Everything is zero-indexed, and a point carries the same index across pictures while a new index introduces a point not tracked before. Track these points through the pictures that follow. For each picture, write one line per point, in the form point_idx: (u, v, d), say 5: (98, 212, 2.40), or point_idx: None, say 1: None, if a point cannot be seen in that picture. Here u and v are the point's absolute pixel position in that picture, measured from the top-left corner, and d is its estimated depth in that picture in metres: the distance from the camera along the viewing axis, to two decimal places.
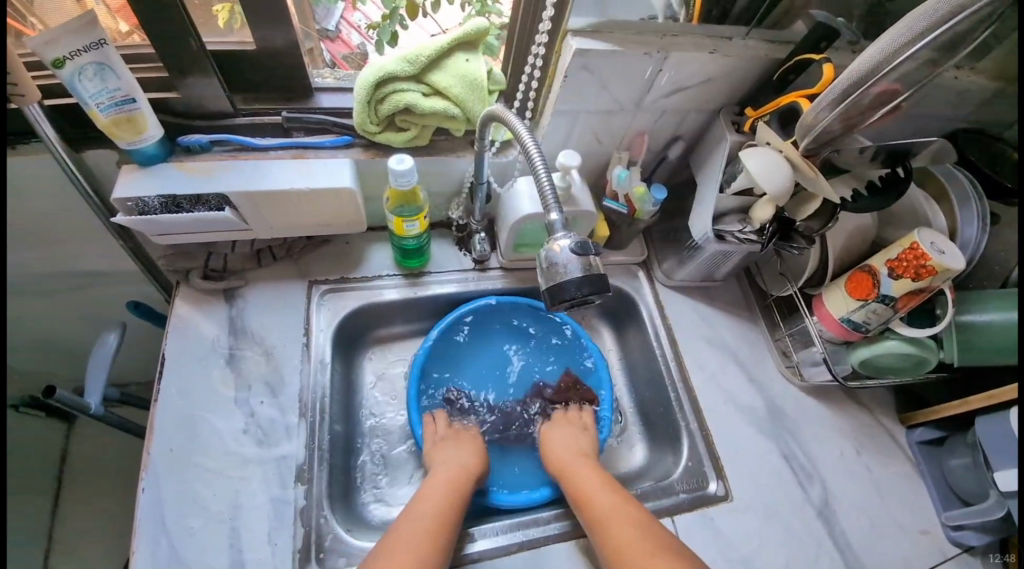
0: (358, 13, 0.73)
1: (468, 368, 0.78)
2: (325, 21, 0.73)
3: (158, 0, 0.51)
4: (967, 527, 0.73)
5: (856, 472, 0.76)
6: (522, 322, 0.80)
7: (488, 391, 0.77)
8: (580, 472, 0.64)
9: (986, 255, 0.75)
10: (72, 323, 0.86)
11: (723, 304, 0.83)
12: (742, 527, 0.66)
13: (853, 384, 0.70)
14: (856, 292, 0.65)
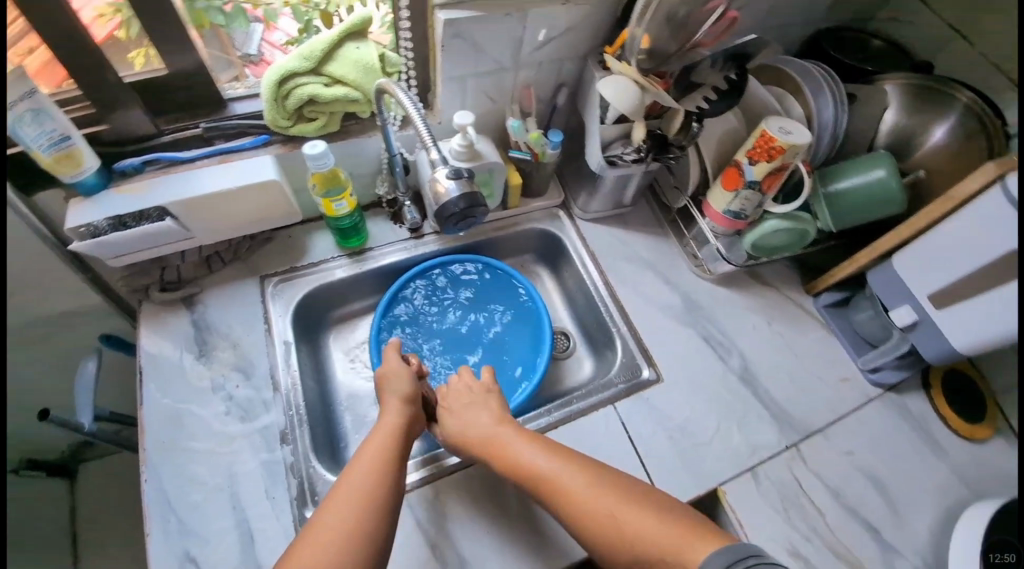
0: (278, 31, 0.78)
1: (425, 326, 0.87)
2: (246, 46, 0.78)
3: (65, 43, 0.57)
4: (882, 368, 0.83)
5: (772, 341, 0.86)
6: (464, 277, 0.89)
7: (446, 339, 0.87)
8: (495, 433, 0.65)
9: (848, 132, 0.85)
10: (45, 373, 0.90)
11: (637, 226, 0.94)
12: (676, 401, 0.78)
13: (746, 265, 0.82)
14: (728, 185, 0.76)
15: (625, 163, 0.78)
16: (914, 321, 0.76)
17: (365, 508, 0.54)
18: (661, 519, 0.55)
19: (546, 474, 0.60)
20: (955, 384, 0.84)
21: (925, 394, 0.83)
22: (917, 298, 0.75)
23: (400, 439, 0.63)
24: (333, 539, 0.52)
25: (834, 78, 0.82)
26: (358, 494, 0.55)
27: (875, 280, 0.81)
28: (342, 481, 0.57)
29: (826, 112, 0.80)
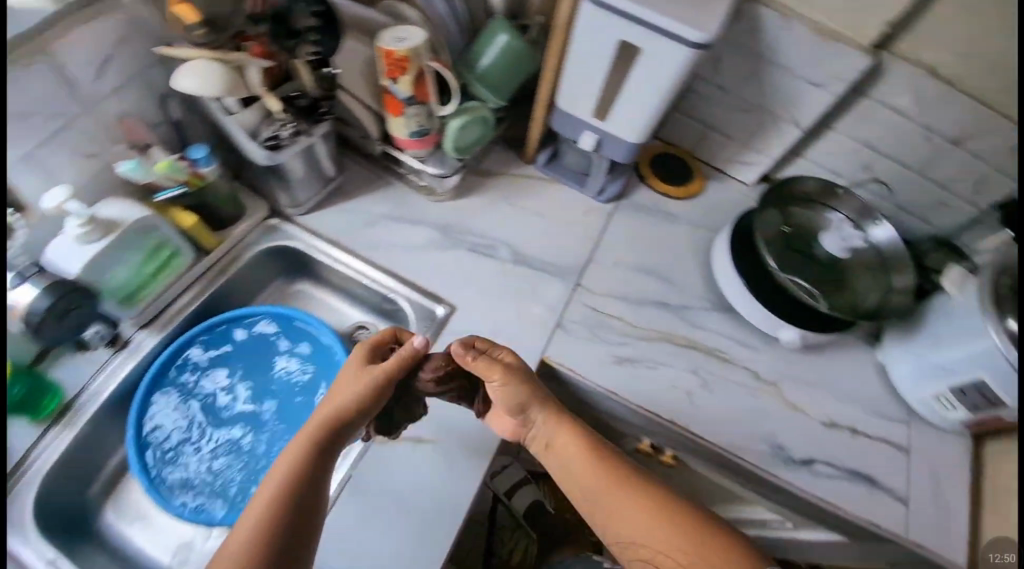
0: None
1: (209, 419, 0.76)
2: None
3: None
4: (603, 187, 0.98)
5: (523, 216, 0.94)
6: (218, 347, 0.78)
7: (247, 416, 0.77)
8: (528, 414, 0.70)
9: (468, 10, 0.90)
10: None
11: (360, 187, 0.89)
12: (474, 315, 0.83)
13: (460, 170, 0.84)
14: (394, 111, 0.76)
15: (288, 141, 0.70)
16: (595, 139, 0.87)
17: (292, 484, 0.59)
18: (693, 529, 0.60)
19: (581, 463, 0.66)
20: (657, 167, 1.04)
21: (644, 181, 1.02)
22: (587, 121, 0.85)
23: (317, 453, 0.62)
24: (263, 511, 0.58)
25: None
26: (275, 495, 0.58)
27: (557, 124, 0.89)
28: (280, 454, 0.62)
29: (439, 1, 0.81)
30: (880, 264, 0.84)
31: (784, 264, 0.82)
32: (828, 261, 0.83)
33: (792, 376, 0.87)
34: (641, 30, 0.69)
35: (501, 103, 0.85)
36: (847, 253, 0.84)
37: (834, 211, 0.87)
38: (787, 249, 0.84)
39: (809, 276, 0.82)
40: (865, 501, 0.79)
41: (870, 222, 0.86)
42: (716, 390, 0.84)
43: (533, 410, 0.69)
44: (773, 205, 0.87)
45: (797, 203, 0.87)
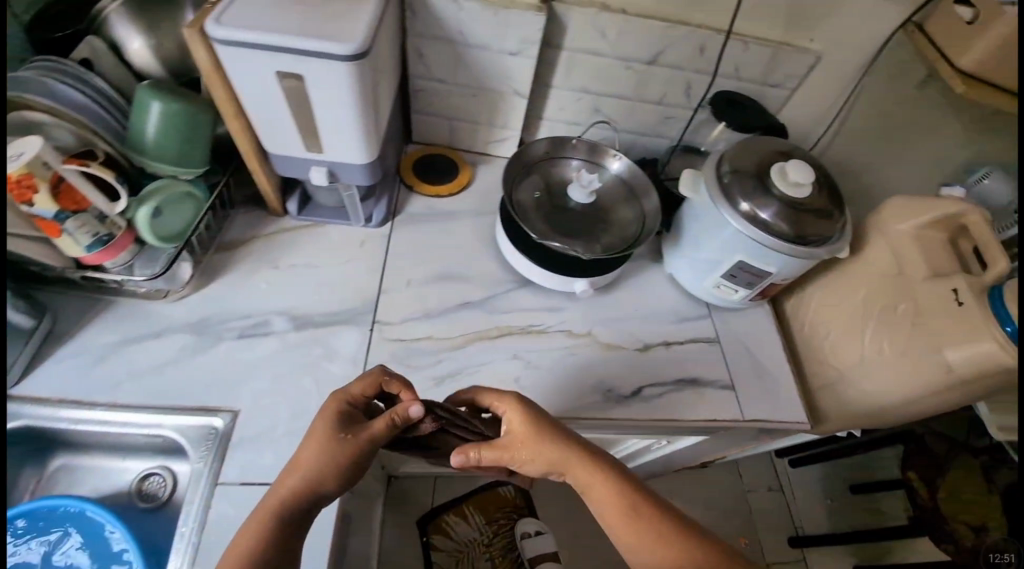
0: None
1: None
2: None
3: None
4: (370, 212, 0.93)
5: (292, 276, 0.86)
6: None
7: None
8: (536, 452, 0.66)
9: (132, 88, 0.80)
10: None
11: (81, 324, 0.80)
12: (263, 405, 0.76)
13: (172, 261, 0.77)
14: (52, 232, 0.69)
15: None
16: (327, 170, 0.81)
17: (270, 524, 0.60)
18: (691, 552, 0.60)
19: (595, 498, 0.65)
20: (421, 172, 1.03)
21: (415, 191, 1.00)
22: (308, 156, 0.79)
23: (302, 496, 0.62)
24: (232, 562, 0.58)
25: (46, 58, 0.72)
26: (255, 540, 0.59)
27: (282, 169, 0.82)
28: (269, 494, 0.63)
29: (66, 95, 0.71)
30: (619, 196, 0.93)
31: (545, 229, 0.86)
32: (580, 213, 0.90)
33: (601, 319, 0.91)
34: (283, 56, 0.64)
35: (194, 175, 0.79)
36: (594, 196, 0.88)
37: (570, 162, 0.94)
38: (545, 216, 0.88)
39: (568, 229, 0.88)
40: (696, 403, 0.85)
41: (599, 165, 0.94)
42: (540, 364, 0.85)
43: (565, 469, 0.66)
44: (521, 177, 0.90)
45: (537, 168, 0.92)
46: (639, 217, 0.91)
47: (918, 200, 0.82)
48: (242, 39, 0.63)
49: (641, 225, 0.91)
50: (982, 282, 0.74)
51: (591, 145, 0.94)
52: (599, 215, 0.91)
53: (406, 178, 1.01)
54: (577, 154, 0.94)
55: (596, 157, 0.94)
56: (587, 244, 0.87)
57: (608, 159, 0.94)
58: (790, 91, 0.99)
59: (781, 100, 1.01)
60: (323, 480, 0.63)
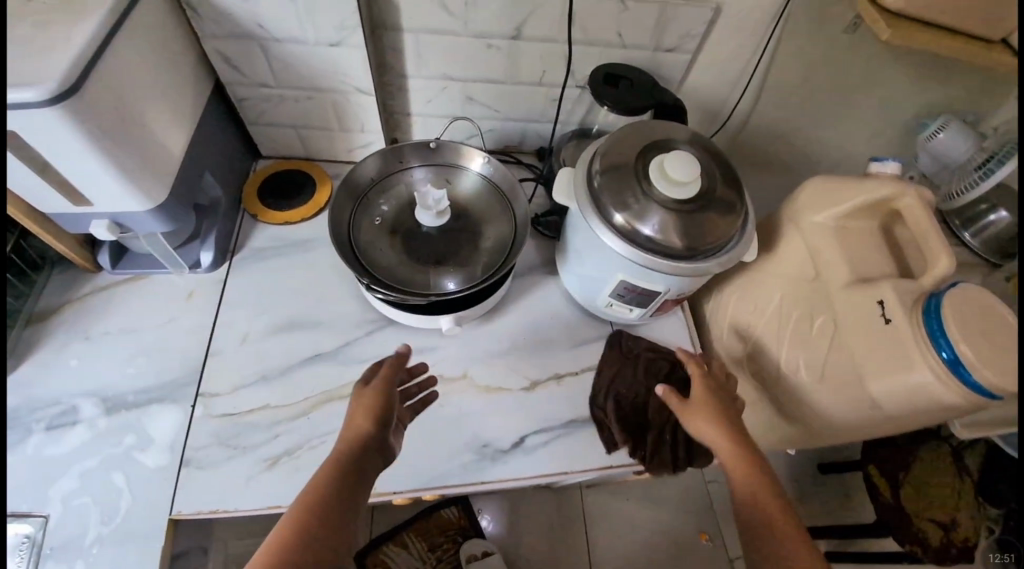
0: None
1: None
2: None
3: None
4: (195, 255, 0.79)
5: (104, 347, 0.74)
6: None
7: None
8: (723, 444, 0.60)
9: None
10: None
11: None
12: (68, 511, 0.64)
13: None
14: None
15: None
16: (110, 220, 0.65)
17: (336, 487, 0.52)
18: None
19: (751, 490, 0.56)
20: (268, 194, 0.87)
21: (258, 220, 0.85)
22: (82, 209, 0.64)
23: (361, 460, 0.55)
24: (287, 530, 0.48)
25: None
26: (320, 507, 0.50)
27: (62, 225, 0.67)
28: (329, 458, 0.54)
29: None
30: (485, 206, 0.78)
31: (387, 262, 0.72)
32: (433, 235, 0.75)
33: (479, 355, 0.76)
34: None
35: None
36: (447, 214, 0.73)
37: (422, 173, 0.79)
38: (390, 244, 0.74)
39: (417, 257, 0.73)
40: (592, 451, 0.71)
41: (458, 171, 0.79)
42: None
43: (726, 457, 0.59)
44: (358, 200, 0.76)
45: (382, 185, 0.78)
46: (507, 229, 0.76)
47: (841, 182, 0.66)
48: None
49: (509, 242, 0.75)
50: (914, 291, 0.60)
51: (446, 145, 0.78)
52: (459, 234, 0.75)
53: (250, 206, 0.86)
54: (428, 162, 0.79)
55: (452, 161, 0.79)
56: (438, 273, 0.72)
57: (468, 161, 0.79)
58: (690, 56, 0.81)
59: (682, 67, 0.83)
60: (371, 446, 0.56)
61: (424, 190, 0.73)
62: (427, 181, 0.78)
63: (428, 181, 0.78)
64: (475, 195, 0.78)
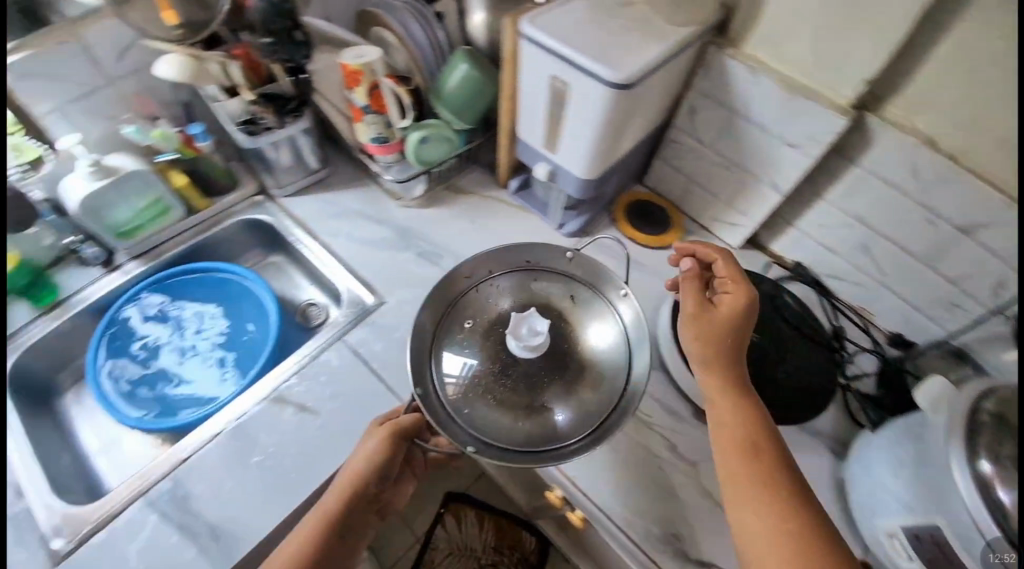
0: None
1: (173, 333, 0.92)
2: None
3: None
4: (567, 220, 0.97)
5: (476, 233, 0.97)
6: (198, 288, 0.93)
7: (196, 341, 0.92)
8: (719, 356, 0.63)
9: (457, 37, 0.95)
10: None
11: (339, 185, 1.01)
12: (398, 313, 0.88)
13: (414, 177, 0.92)
14: (357, 117, 0.86)
15: (266, 128, 0.83)
16: (550, 170, 0.87)
17: (346, 502, 0.66)
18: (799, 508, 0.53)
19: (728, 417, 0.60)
20: (633, 213, 1.01)
21: (615, 226, 1.00)
22: (541, 149, 0.86)
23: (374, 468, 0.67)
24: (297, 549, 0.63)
25: (417, 2, 0.91)
26: (326, 525, 0.64)
27: (520, 151, 0.91)
28: (350, 465, 0.67)
29: (417, 34, 0.90)
30: (603, 362, 0.72)
31: (457, 375, 0.70)
32: (516, 358, 0.71)
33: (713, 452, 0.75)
34: (562, 64, 0.70)
35: (465, 125, 0.91)
36: (539, 350, 0.71)
37: (507, 287, 0.77)
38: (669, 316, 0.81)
39: (496, 386, 0.70)
40: None
41: (531, 310, 0.74)
42: (617, 446, 0.74)
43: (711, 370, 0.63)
44: (444, 318, 0.74)
45: (477, 295, 0.76)
46: (613, 393, 0.69)
47: None
48: (544, 40, 0.70)
49: (598, 411, 0.68)
50: None
51: (583, 260, 0.76)
52: (552, 375, 0.71)
53: (615, 211, 1.01)
54: (538, 273, 0.78)
55: (591, 297, 0.76)
56: (519, 416, 0.68)
57: (609, 287, 0.75)
58: None
59: None
60: (396, 453, 0.68)
61: (524, 317, 0.73)
62: (540, 312, 0.75)
63: (531, 302, 0.76)
64: (596, 342, 0.73)
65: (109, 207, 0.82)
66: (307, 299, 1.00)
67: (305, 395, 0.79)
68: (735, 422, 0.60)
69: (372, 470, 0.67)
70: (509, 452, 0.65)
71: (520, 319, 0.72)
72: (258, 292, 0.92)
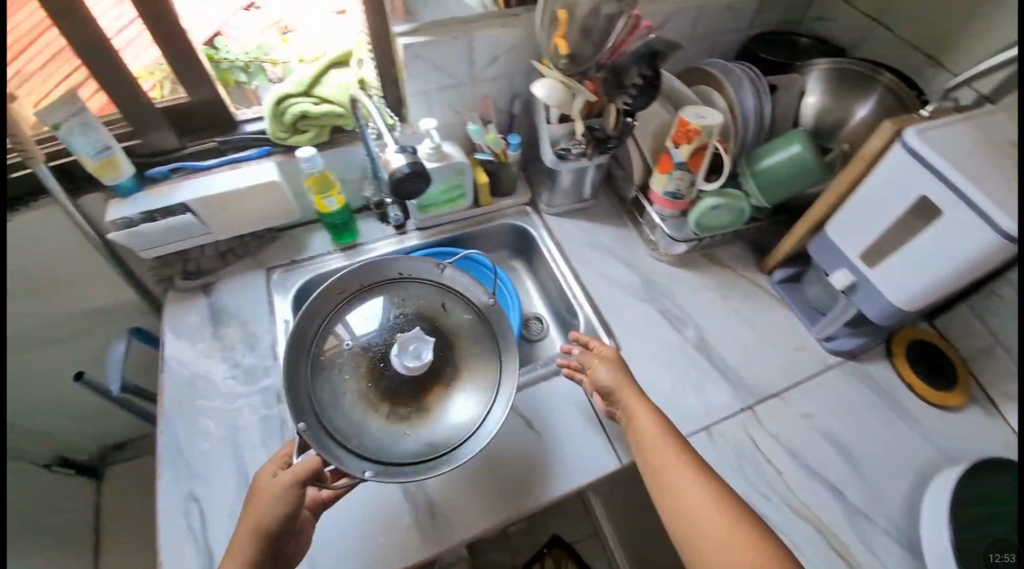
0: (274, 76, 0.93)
1: None
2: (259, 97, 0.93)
3: (127, 89, 0.73)
4: (837, 335, 0.91)
5: (729, 313, 0.93)
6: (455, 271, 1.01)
7: None
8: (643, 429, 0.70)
9: (780, 117, 0.92)
10: (86, 356, 1.09)
11: (598, 218, 1.04)
12: (635, 367, 0.86)
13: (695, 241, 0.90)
14: (662, 169, 0.85)
15: (573, 156, 0.89)
16: (851, 282, 0.82)
17: (263, 537, 0.59)
18: (756, 528, 0.61)
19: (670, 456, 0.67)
20: (914, 353, 0.90)
21: (890, 361, 0.90)
22: (851, 259, 0.81)
23: (287, 512, 0.61)
24: (244, 537, 0.59)
25: (754, 72, 0.90)
26: (250, 536, 0.59)
27: (816, 249, 0.88)
28: (250, 508, 0.61)
29: (748, 102, 0.87)
30: (451, 415, 0.73)
31: (333, 363, 0.73)
32: (378, 369, 0.74)
33: None
34: (944, 191, 0.67)
35: (767, 205, 0.88)
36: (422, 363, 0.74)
37: (413, 293, 0.81)
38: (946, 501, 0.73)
39: (373, 386, 0.73)
40: None
41: (434, 298, 0.81)
42: None
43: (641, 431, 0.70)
44: (329, 317, 0.76)
45: (393, 283, 0.81)
46: (467, 427, 0.72)
47: None
48: (936, 161, 0.66)
49: (478, 419, 0.73)
50: None
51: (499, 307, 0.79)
52: (428, 390, 0.74)
53: (894, 344, 0.91)
54: (441, 283, 0.81)
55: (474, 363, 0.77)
56: (394, 424, 0.71)
57: (494, 322, 0.80)
58: None
59: None
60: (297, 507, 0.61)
61: (415, 334, 0.75)
62: (400, 312, 0.79)
63: (406, 313, 0.79)
64: (452, 389, 0.75)
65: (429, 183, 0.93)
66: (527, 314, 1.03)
67: (534, 411, 0.82)
68: (696, 494, 0.63)
69: (286, 515, 0.61)
70: (408, 436, 0.70)
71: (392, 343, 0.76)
72: (508, 299, 0.99)
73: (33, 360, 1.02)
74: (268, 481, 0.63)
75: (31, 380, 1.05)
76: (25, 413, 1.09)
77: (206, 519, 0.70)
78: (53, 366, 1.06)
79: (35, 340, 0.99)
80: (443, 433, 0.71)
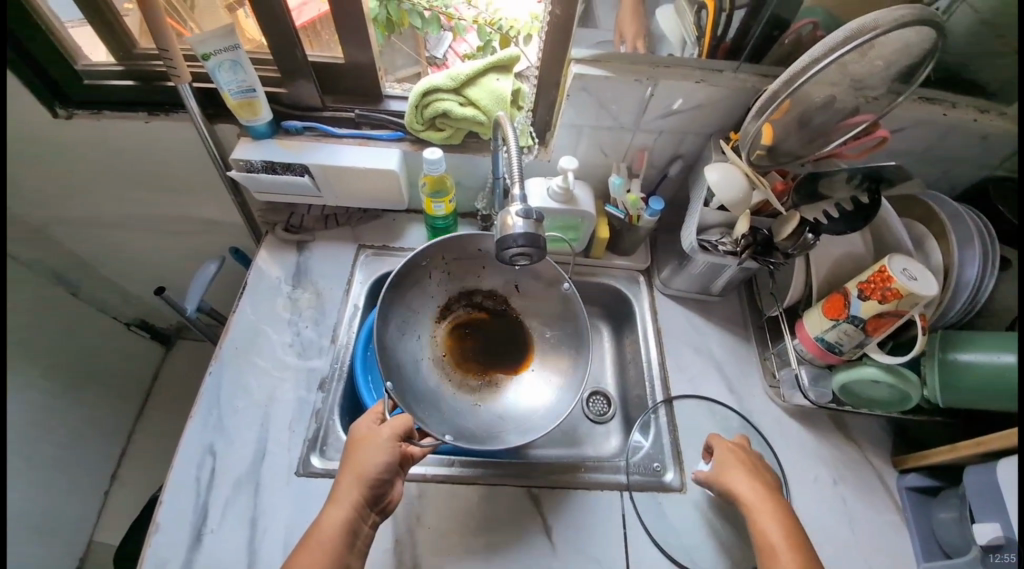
0: (461, 43, 0.97)
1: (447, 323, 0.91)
2: (435, 49, 0.99)
3: (285, 43, 0.71)
4: None
5: (830, 501, 0.75)
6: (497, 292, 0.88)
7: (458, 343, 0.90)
8: (731, 470, 0.67)
9: (1003, 302, 0.69)
10: (192, 251, 1.18)
11: (718, 319, 0.88)
12: (689, 519, 0.72)
13: (827, 406, 0.73)
14: (830, 312, 0.68)
15: (718, 252, 0.73)
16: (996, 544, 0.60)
17: (357, 502, 0.59)
18: None
19: (753, 506, 0.63)
20: None
21: None
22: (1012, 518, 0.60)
23: (386, 469, 0.61)
24: (336, 511, 0.58)
25: (991, 231, 0.68)
26: (346, 508, 0.58)
27: (970, 479, 0.67)
28: (348, 473, 0.60)
29: (969, 270, 0.67)
30: (518, 400, 0.82)
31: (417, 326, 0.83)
32: (451, 362, 0.84)
33: None
34: None
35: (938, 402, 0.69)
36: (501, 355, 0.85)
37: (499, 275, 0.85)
38: None
39: (450, 370, 0.83)
40: None
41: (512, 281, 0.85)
42: None
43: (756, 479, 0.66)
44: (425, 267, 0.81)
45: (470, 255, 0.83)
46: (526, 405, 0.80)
47: None
48: None
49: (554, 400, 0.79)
50: None
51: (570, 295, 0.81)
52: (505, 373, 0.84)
53: None
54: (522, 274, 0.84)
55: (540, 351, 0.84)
56: (460, 390, 0.82)
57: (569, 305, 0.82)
58: None
59: None
60: (394, 466, 0.61)
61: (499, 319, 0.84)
62: (474, 309, 0.88)
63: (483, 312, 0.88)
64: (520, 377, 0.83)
65: (552, 216, 0.81)
66: (591, 390, 0.90)
67: (558, 516, 0.71)
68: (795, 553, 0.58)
69: (390, 465, 0.61)
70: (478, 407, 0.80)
71: (460, 337, 0.86)
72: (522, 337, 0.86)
73: (153, 240, 1.13)
74: (371, 434, 0.63)
75: (148, 254, 1.17)
76: (134, 274, 1.23)
77: (215, 476, 0.70)
78: (165, 250, 1.17)
79: (159, 224, 1.09)
80: (514, 412, 0.79)
